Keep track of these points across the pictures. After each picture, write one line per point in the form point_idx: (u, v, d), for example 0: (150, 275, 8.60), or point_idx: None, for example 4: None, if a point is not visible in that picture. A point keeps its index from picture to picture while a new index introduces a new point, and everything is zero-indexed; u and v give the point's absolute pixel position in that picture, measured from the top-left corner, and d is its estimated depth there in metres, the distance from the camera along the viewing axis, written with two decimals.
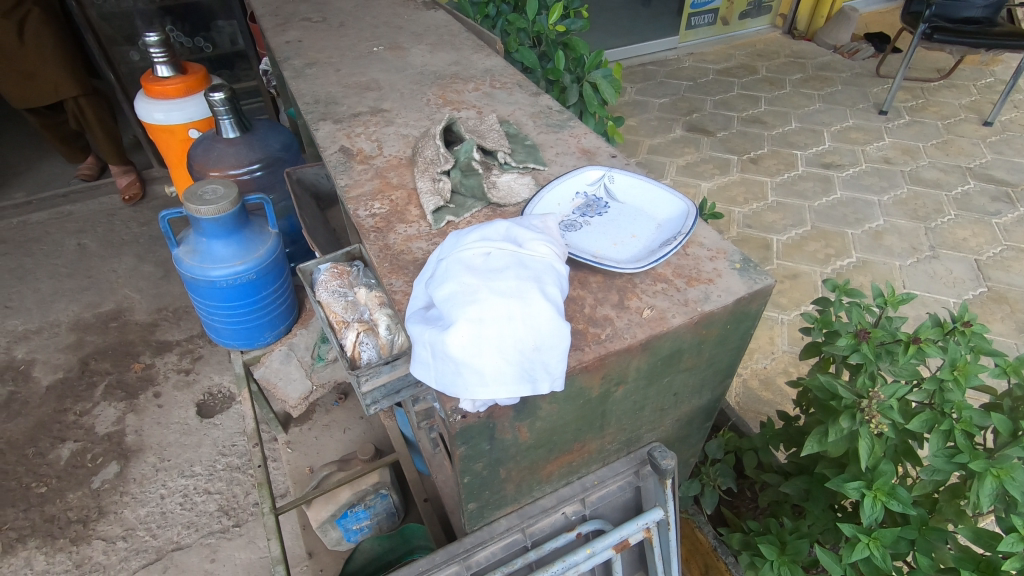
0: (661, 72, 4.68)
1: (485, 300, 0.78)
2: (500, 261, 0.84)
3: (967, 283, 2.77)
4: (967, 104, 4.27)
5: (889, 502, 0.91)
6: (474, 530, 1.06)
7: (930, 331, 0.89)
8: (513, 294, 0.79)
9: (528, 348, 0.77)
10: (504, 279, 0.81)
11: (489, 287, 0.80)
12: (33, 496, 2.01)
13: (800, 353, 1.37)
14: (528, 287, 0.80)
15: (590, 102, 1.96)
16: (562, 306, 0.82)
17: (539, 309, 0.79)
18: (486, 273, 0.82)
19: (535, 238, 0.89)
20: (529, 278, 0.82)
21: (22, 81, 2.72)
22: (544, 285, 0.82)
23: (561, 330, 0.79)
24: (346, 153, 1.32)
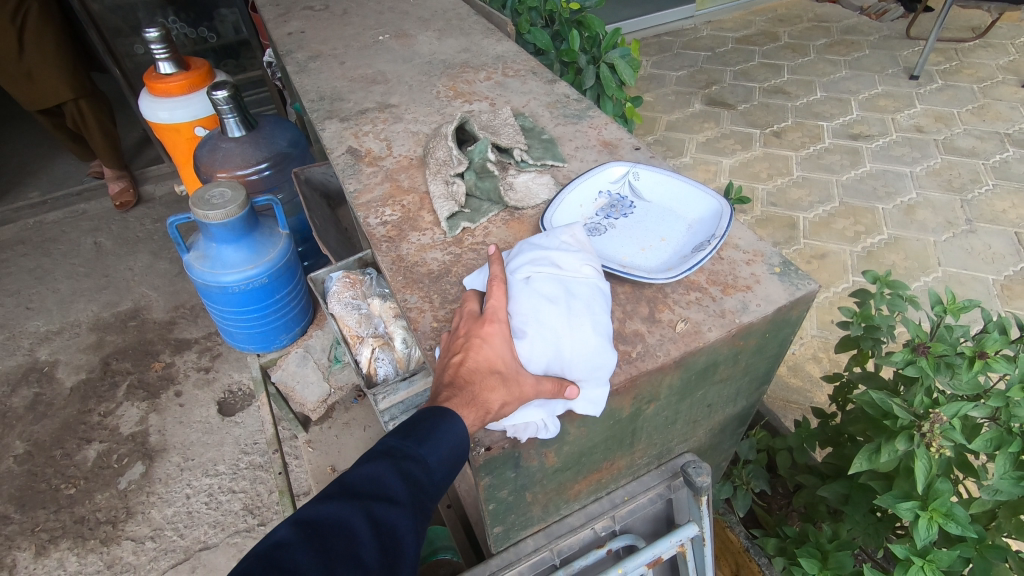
0: (676, 43, 4.50)
1: (533, 336, 0.75)
2: (543, 288, 0.79)
3: (1008, 258, 2.64)
4: (1004, 65, 4.04)
5: (946, 523, 0.85)
6: (500, 551, 1.02)
7: (995, 344, 0.81)
8: (561, 328, 0.76)
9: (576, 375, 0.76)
10: (552, 307, 0.77)
11: (537, 319, 0.76)
12: (62, 497, 2.02)
13: (837, 347, 1.30)
14: (576, 320, 0.77)
15: (609, 85, 1.82)
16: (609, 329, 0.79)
17: (590, 338, 0.76)
18: (533, 300, 0.78)
19: (577, 258, 0.83)
20: (577, 308, 0.78)
21: (22, 83, 2.67)
22: (592, 316, 0.78)
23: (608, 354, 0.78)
24: (354, 154, 1.25)
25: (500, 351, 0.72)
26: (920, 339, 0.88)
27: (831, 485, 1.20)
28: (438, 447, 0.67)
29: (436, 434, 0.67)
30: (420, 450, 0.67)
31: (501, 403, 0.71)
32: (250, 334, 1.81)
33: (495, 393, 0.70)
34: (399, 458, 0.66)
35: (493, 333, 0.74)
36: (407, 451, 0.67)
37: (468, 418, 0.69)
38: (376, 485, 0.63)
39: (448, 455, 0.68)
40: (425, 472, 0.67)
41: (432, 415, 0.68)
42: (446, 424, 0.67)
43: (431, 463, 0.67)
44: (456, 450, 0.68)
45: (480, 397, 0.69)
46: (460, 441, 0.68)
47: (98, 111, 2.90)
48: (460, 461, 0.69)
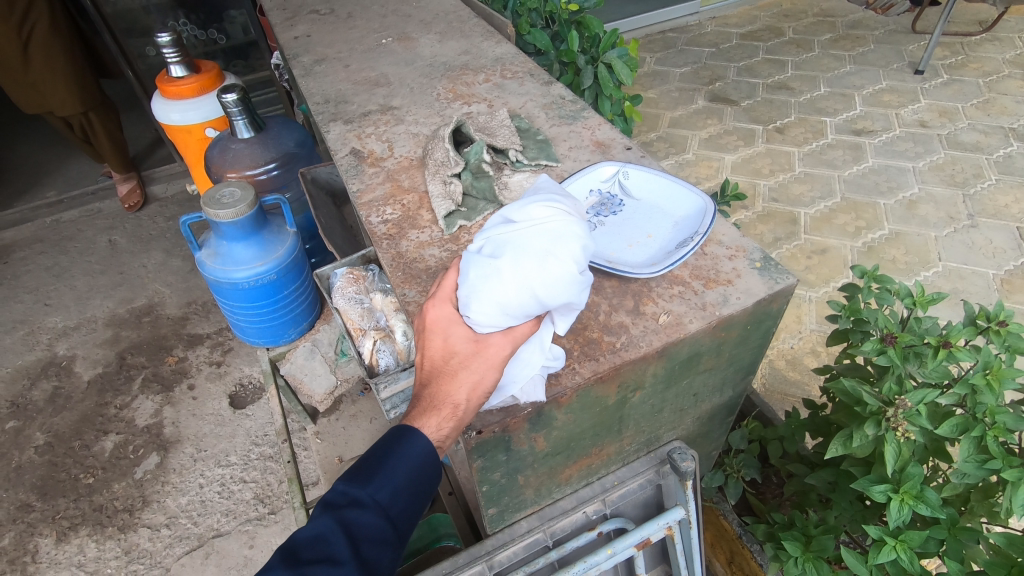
0: (681, 39, 4.51)
1: (482, 298, 0.74)
2: (493, 251, 0.78)
3: (1008, 253, 2.65)
4: (1011, 59, 4.02)
5: (916, 505, 0.89)
6: (495, 532, 1.07)
7: (961, 334, 0.85)
8: (511, 280, 0.73)
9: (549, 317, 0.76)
10: (498, 268, 0.75)
11: (485, 285, 0.75)
12: (81, 486, 2.10)
13: (829, 340, 1.27)
14: (525, 268, 0.74)
15: (606, 84, 1.87)
16: (576, 264, 0.74)
17: (547, 284, 0.73)
18: (482, 266, 0.76)
19: (530, 207, 0.79)
20: (525, 257, 0.74)
21: (31, 92, 2.76)
22: (545, 259, 0.74)
23: (577, 286, 0.74)
24: (357, 155, 1.31)
25: (456, 339, 0.77)
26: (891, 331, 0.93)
27: (818, 473, 1.24)
28: (383, 484, 0.77)
29: (381, 473, 0.78)
30: (368, 490, 0.77)
31: (471, 381, 0.76)
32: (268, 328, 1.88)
33: (462, 378, 0.76)
34: (350, 503, 0.76)
35: (442, 324, 0.78)
36: (355, 496, 0.76)
37: (439, 418, 0.76)
38: (325, 540, 0.74)
39: (395, 488, 0.78)
40: (376, 510, 0.77)
41: (382, 453, 0.79)
42: (392, 461, 0.78)
43: (381, 500, 0.77)
44: (403, 483, 0.79)
45: (447, 394, 0.76)
46: (412, 468, 0.78)
47: (106, 120, 3.00)
48: (411, 491, 0.80)
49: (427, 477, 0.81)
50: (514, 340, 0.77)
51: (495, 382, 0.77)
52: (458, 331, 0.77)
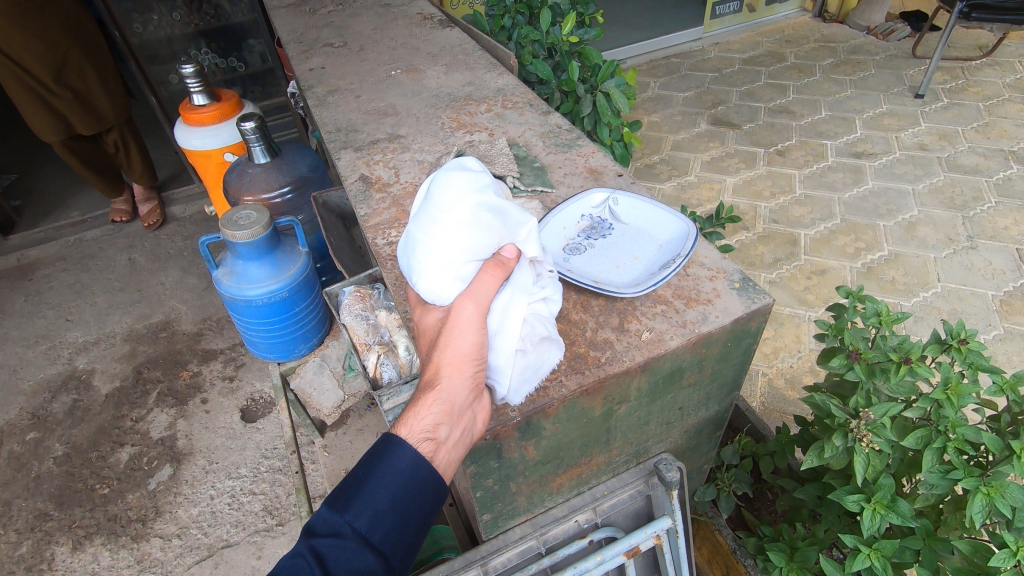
0: (685, 64, 4.61)
1: (419, 266, 0.86)
2: (406, 235, 0.91)
3: (1008, 274, 2.68)
4: (1011, 83, 4.08)
5: (888, 515, 0.94)
6: (491, 538, 1.13)
7: (919, 351, 0.98)
8: (427, 236, 0.86)
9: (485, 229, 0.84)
10: (416, 236, 0.88)
11: (420, 257, 0.87)
12: (97, 497, 2.17)
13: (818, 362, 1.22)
14: (428, 223, 0.86)
15: (604, 112, 1.96)
16: (459, 177, 0.86)
17: (453, 203, 0.84)
18: (408, 252, 0.89)
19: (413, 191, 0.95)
20: (424, 217, 0.87)
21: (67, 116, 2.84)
22: (435, 206, 0.86)
23: (471, 199, 0.84)
24: (366, 181, 1.40)
25: (431, 324, 0.87)
26: (857, 348, 1.06)
27: (805, 487, 1.27)
28: (362, 512, 0.75)
29: (360, 498, 0.76)
30: (345, 518, 0.75)
31: (448, 350, 0.81)
32: (295, 334, 1.96)
33: (440, 355, 0.81)
34: (327, 532, 0.75)
35: (422, 318, 0.89)
36: (333, 524, 0.75)
37: (427, 399, 0.79)
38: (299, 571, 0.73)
39: (373, 515, 0.76)
40: (355, 539, 0.74)
41: (363, 472, 0.78)
42: (371, 483, 0.77)
43: (358, 528, 0.75)
44: (384, 507, 0.76)
45: (431, 376, 0.81)
46: (393, 490, 0.77)
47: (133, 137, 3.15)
48: (396, 516, 0.77)
49: (413, 499, 0.78)
50: (473, 295, 0.82)
51: (474, 342, 0.81)
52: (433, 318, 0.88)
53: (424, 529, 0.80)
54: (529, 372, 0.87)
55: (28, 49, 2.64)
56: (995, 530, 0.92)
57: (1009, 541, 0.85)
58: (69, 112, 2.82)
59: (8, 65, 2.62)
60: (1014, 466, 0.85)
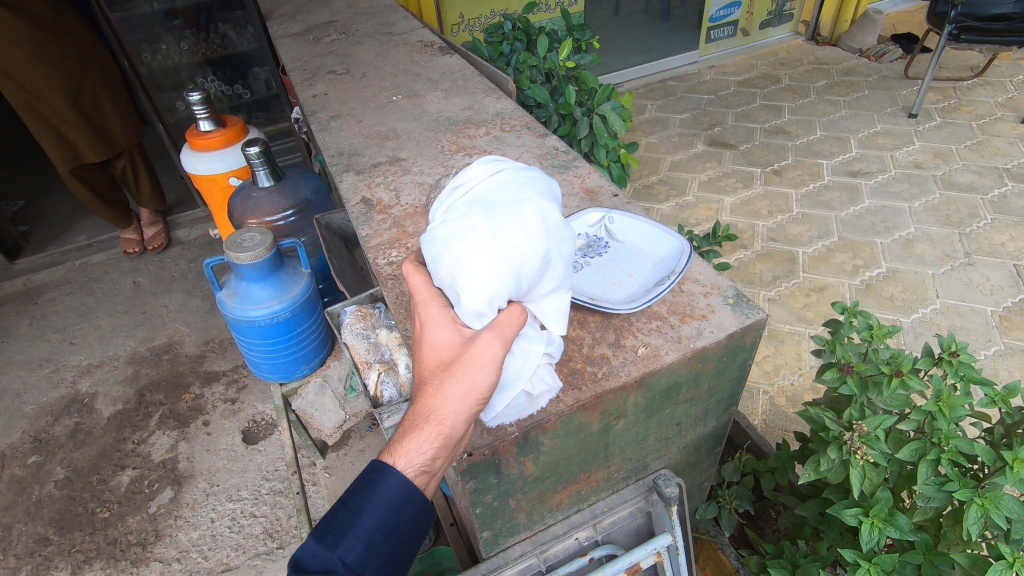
0: (681, 87, 4.69)
1: (463, 260, 0.83)
2: (466, 217, 0.87)
3: (1006, 290, 2.69)
4: (1003, 102, 4.14)
5: (886, 528, 0.95)
6: (490, 556, 1.12)
7: (909, 363, 1.01)
8: (489, 242, 0.83)
9: (542, 260, 0.85)
10: (477, 229, 0.84)
11: (464, 238, 0.85)
12: (98, 520, 2.16)
13: (817, 377, 1.14)
14: (501, 234, 0.84)
15: (600, 134, 2.01)
16: (548, 200, 0.90)
17: (532, 240, 0.84)
18: (453, 225, 0.87)
19: (503, 184, 0.90)
20: (498, 224, 0.84)
21: (79, 144, 2.90)
22: (519, 229, 0.84)
23: (543, 258, 0.86)
24: (367, 204, 1.43)
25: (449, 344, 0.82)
26: (850, 362, 1.09)
27: (806, 504, 1.26)
28: (353, 547, 0.80)
29: (350, 533, 0.81)
30: (337, 554, 0.80)
31: (464, 383, 0.79)
32: (277, 363, 1.98)
33: (451, 384, 0.79)
34: (319, 567, 0.80)
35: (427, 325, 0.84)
36: (324, 559, 0.80)
37: (429, 431, 0.79)
38: None
39: (364, 549, 0.81)
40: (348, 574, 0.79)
41: (353, 507, 0.83)
42: (360, 517, 0.82)
43: (349, 563, 0.80)
44: (374, 539, 0.82)
45: (435, 409, 0.79)
46: (380, 521, 0.82)
47: (142, 162, 3.23)
48: (389, 550, 0.83)
49: (401, 526, 0.84)
50: (501, 334, 0.80)
51: (490, 381, 0.80)
52: (445, 335, 0.84)
53: (414, 550, 0.86)
54: (518, 409, 0.90)
55: (43, 79, 2.71)
56: (993, 543, 0.92)
57: (1006, 553, 0.86)
58: (81, 140, 2.88)
59: (22, 94, 2.70)
60: (1007, 477, 0.87)
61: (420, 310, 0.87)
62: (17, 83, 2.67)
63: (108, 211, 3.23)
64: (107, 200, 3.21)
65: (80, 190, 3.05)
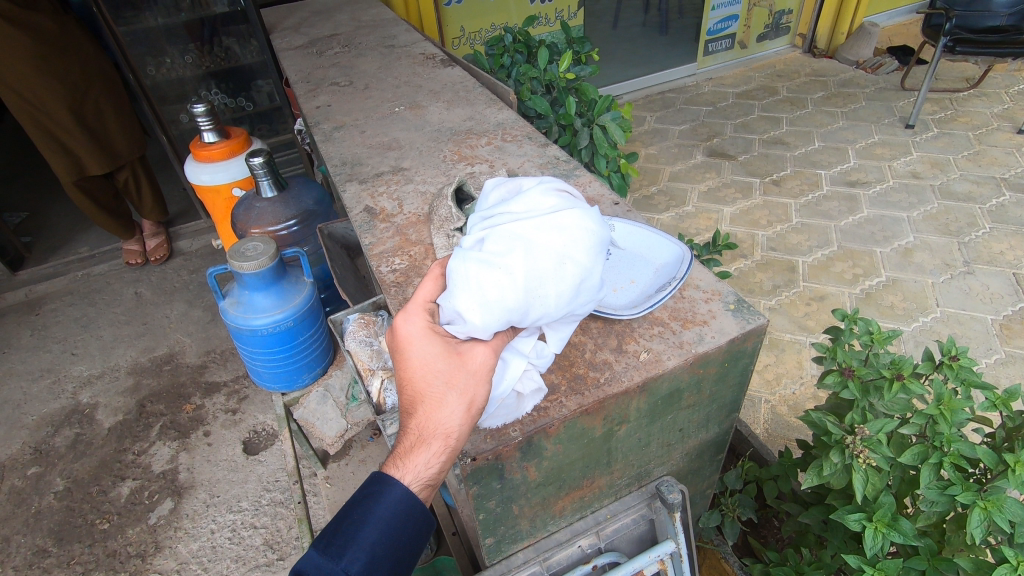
0: (680, 99, 4.73)
1: (483, 288, 0.82)
2: (508, 249, 0.85)
3: (1006, 298, 2.70)
4: (999, 113, 4.18)
5: (890, 533, 0.95)
6: (494, 564, 1.12)
7: (910, 367, 1.01)
8: (515, 282, 0.82)
9: (556, 316, 0.86)
10: (514, 267, 0.83)
11: (497, 269, 0.83)
12: (97, 532, 2.15)
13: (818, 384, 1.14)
14: (529, 282, 0.83)
15: (600, 144, 2.03)
16: (594, 261, 0.88)
17: (556, 298, 0.84)
18: (495, 252, 0.85)
19: (561, 228, 0.87)
20: (532, 271, 0.83)
21: (82, 156, 2.92)
22: (547, 285, 0.84)
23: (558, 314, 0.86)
24: (370, 212, 1.44)
25: (440, 355, 0.83)
26: (851, 366, 1.10)
27: (810, 511, 1.26)
28: (357, 558, 0.81)
29: (354, 544, 0.81)
30: (341, 564, 0.80)
31: (464, 397, 0.82)
32: (275, 374, 1.98)
33: (456, 396, 0.81)
34: None
35: (422, 339, 0.84)
36: (328, 570, 0.80)
37: (434, 446, 0.80)
38: None
39: (368, 560, 0.81)
40: None
41: (357, 518, 0.83)
42: (364, 527, 0.82)
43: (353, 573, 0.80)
44: (378, 550, 0.82)
45: (436, 424, 0.81)
46: (384, 533, 0.83)
47: (144, 173, 3.25)
48: (392, 559, 0.83)
49: (405, 538, 0.84)
50: (496, 348, 0.85)
51: (487, 392, 0.84)
52: (438, 349, 0.84)
53: (414, 564, 0.86)
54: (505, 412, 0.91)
55: (48, 93, 2.74)
56: (997, 547, 0.92)
57: (1011, 556, 0.85)
58: (84, 152, 2.91)
59: (26, 107, 2.73)
60: (1009, 481, 0.87)
61: (412, 323, 0.86)
62: (22, 97, 2.71)
63: (112, 223, 3.24)
64: (111, 212, 3.23)
65: (83, 202, 3.07)
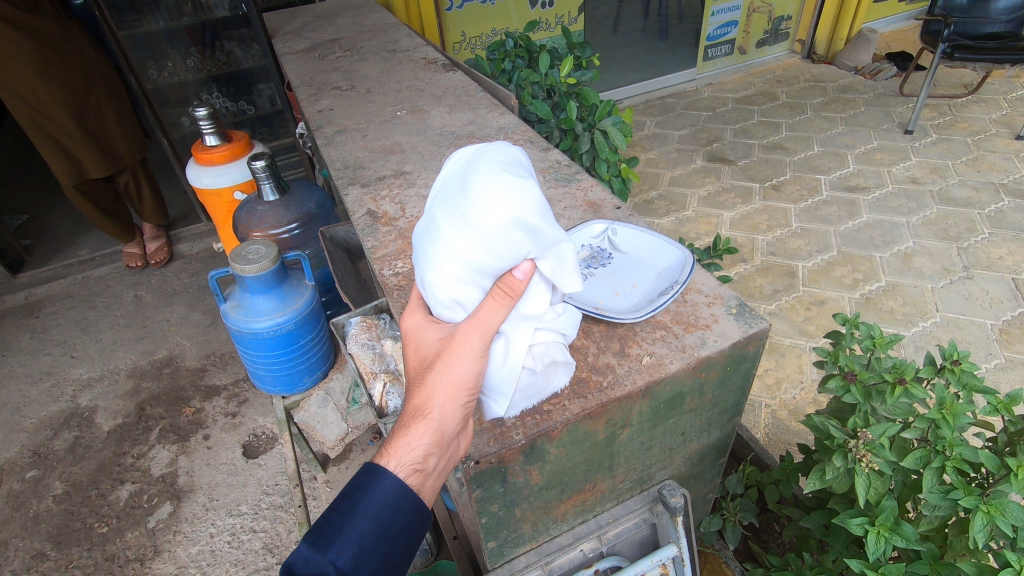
0: (679, 104, 4.74)
1: (428, 255, 0.84)
2: (432, 210, 0.87)
3: (1006, 303, 2.71)
4: (998, 118, 4.20)
5: (892, 538, 0.95)
6: (495, 567, 1.11)
7: (912, 371, 1.02)
8: (445, 230, 0.83)
9: (499, 229, 0.78)
10: (438, 219, 0.84)
11: (430, 231, 0.86)
12: (96, 535, 2.14)
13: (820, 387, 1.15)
14: (455, 220, 0.82)
15: (602, 148, 2.04)
16: (506, 165, 0.82)
17: (483, 213, 0.79)
18: (427, 221, 0.88)
19: (463, 164, 0.86)
20: (453, 211, 0.82)
21: (83, 159, 2.92)
22: (467, 209, 0.80)
23: (503, 229, 0.78)
24: (372, 216, 1.45)
25: (429, 341, 0.86)
26: (854, 370, 1.11)
27: (811, 516, 1.25)
28: (344, 550, 0.78)
29: (342, 535, 0.78)
30: (328, 556, 0.77)
31: (443, 376, 0.82)
32: (276, 376, 1.98)
33: (435, 380, 0.82)
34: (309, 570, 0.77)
35: (415, 330, 0.89)
36: (315, 562, 0.77)
37: (417, 429, 0.81)
38: None
39: (356, 551, 0.78)
40: None
41: (344, 508, 0.80)
42: (353, 518, 0.79)
43: (341, 565, 0.77)
44: (367, 542, 0.79)
45: (423, 406, 0.82)
46: (373, 525, 0.79)
47: (145, 177, 3.25)
48: (382, 551, 0.80)
49: (396, 529, 0.82)
50: (475, 324, 0.81)
51: (471, 371, 0.82)
52: (429, 336, 0.87)
53: (407, 558, 0.83)
54: (531, 390, 0.92)
55: (50, 97, 2.74)
56: (1000, 551, 0.91)
57: (1014, 560, 0.85)
58: (85, 155, 2.91)
59: (28, 111, 2.73)
60: (1011, 485, 0.87)
61: (412, 317, 0.91)
62: (24, 101, 2.71)
63: (113, 226, 3.24)
64: (111, 215, 3.23)
65: (84, 205, 3.07)
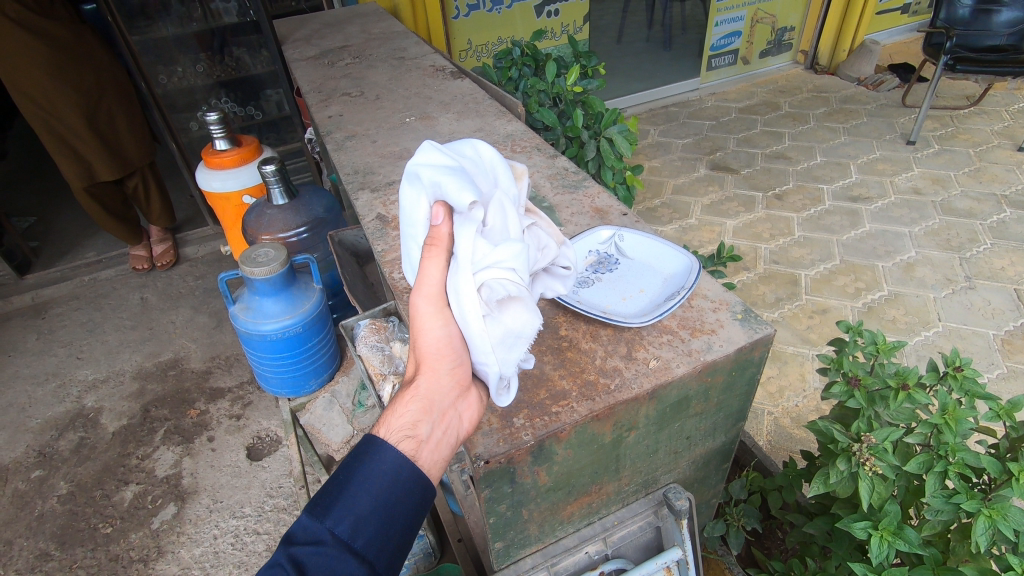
0: (683, 113, 4.77)
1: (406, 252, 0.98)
2: None
3: (1007, 314, 2.72)
4: (999, 130, 4.22)
5: (895, 541, 0.96)
6: (502, 568, 1.13)
7: (916, 378, 1.04)
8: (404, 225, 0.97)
9: (405, 198, 0.88)
10: None
11: None
12: (100, 536, 2.15)
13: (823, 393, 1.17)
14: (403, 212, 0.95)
15: (607, 156, 2.06)
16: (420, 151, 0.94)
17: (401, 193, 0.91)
18: None
19: None
20: None
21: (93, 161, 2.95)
22: None
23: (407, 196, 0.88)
24: (382, 220, 1.47)
25: None
26: (858, 376, 1.12)
27: (815, 521, 1.26)
28: (342, 518, 0.75)
29: (340, 503, 0.76)
30: (326, 524, 0.74)
31: (415, 344, 0.85)
32: (282, 378, 1.99)
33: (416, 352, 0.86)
34: (307, 540, 0.74)
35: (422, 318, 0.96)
36: (312, 531, 0.74)
37: (403, 399, 0.84)
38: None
39: (354, 518, 0.76)
40: (336, 545, 0.74)
41: (342, 477, 0.78)
42: (351, 487, 0.77)
43: (339, 534, 0.74)
44: (365, 510, 0.76)
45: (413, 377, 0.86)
46: (374, 494, 0.77)
47: (154, 179, 3.29)
48: (381, 520, 0.77)
49: (398, 504, 0.79)
50: (418, 290, 0.84)
51: (434, 334, 0.83)
52: None
53: (410, 528, 0.80)
54: (511, 336, 0.82)
55: (63, 100, 2.78)
56: (1002, 556, 0.93)
57: (1015, 563, 0.86)
58: (96, 158, 2.94)
59: (40, 114, 2.77)
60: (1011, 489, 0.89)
61: None
62: (37, 104, 2.75)
63: (120, 229, 3.27)
64: (119, 217, 3.26)
65: (93, 207, 3.10)
